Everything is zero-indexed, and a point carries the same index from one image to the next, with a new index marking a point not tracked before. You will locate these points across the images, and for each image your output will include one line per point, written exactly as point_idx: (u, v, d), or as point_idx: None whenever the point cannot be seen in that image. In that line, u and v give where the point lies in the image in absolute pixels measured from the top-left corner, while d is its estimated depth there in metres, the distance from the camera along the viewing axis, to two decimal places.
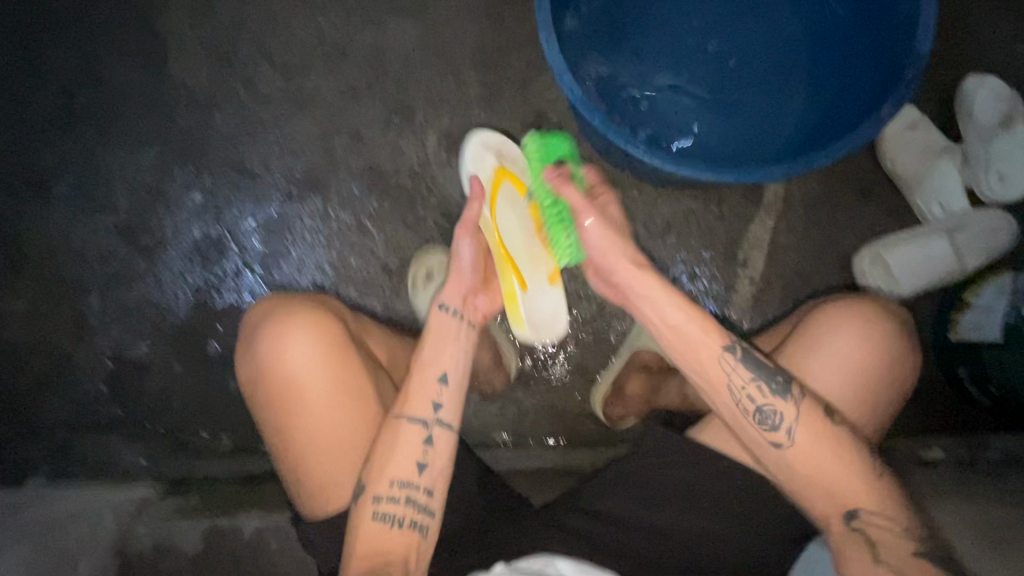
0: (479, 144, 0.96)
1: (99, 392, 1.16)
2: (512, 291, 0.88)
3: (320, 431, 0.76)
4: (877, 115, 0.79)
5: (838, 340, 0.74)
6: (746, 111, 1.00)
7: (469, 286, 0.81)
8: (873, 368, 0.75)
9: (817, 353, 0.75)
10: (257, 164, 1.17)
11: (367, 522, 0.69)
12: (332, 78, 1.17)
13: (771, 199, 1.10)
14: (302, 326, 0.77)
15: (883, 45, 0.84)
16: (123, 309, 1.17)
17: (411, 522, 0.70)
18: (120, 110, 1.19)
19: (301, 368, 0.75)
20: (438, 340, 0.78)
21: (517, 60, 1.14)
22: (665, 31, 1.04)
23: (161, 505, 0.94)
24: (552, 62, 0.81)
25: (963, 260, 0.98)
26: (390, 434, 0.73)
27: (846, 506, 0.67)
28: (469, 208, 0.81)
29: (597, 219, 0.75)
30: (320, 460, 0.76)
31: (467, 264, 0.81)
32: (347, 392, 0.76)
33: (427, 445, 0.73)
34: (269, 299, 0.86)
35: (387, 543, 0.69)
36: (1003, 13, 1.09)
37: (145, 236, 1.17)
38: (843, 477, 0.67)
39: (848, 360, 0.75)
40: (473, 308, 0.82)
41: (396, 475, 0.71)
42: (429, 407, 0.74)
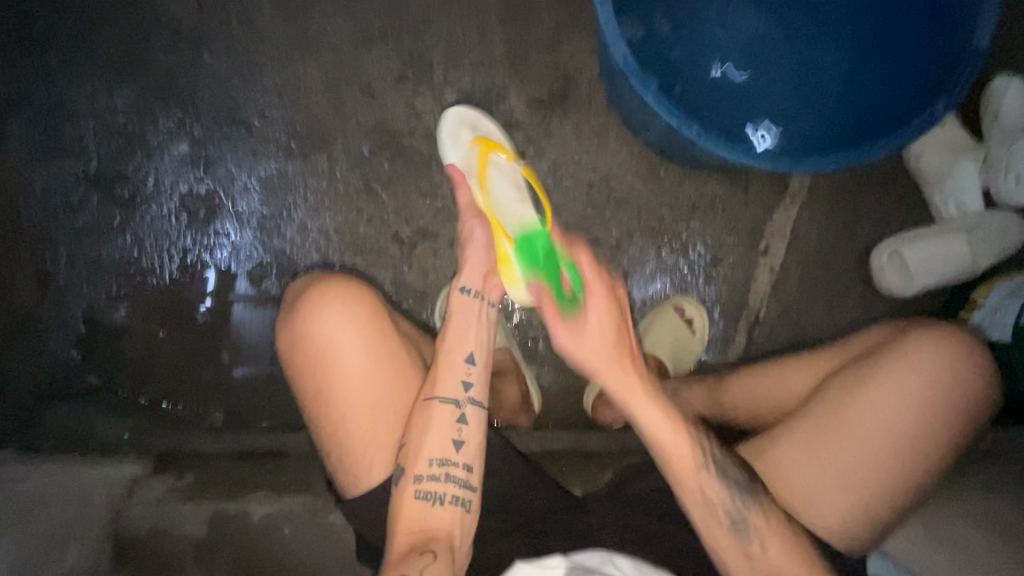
0: (451, 119, 0.89)
1: (70, 357, 1.05)
2: (502, 253, 0.75)
3: (355, 403, 0.72)
4: (931, 112, 0.77)
5: (858, 424, 0.72)
6: (785, 99, 0.98)
7: (486, 266, 0.78)
8: (893, 455, 0.71)
9: (828, 441, 0.73)
10: (253, 114, 1.05)
11: (410, 503, 0.68)
12: (340, 22, 1.05)
13: (795, 190, 1.08)
14: (336, 295, 0.74)
15: (937, 40, 0.82)
16: (96, 268, 1.05)
17: (453, 498, 0.70)
18: (94, 40, 1.05)
19: (335, 338, 0.72)
20: (460, 323, 0.76)
21: (547, 18, 1.05)
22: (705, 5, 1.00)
23: (154, 486, 0.91)
24: (606, 29, 0.77)
25: (977, 259, 0.98)
26: (424, 412, 0.72)
27: (855, 514, 0.72)
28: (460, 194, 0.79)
29: (570, 342, 0.67)
30: (357, 433, 0.72)
31: (481, 245, 0.78)
32: (382, 354, 0.73)
33: (461, 423, 0.72)
34: (306, 278, 0.83)
35: (430, 522, 0.68)
36: None
37: (121, 186, 1.05)
38: (855, 480, 0.72)
39: (874, 438, 0.71)
40: (494, 287, 0.78)
41: (433, 453, 0.70)
42: (460, 386, 0.73)
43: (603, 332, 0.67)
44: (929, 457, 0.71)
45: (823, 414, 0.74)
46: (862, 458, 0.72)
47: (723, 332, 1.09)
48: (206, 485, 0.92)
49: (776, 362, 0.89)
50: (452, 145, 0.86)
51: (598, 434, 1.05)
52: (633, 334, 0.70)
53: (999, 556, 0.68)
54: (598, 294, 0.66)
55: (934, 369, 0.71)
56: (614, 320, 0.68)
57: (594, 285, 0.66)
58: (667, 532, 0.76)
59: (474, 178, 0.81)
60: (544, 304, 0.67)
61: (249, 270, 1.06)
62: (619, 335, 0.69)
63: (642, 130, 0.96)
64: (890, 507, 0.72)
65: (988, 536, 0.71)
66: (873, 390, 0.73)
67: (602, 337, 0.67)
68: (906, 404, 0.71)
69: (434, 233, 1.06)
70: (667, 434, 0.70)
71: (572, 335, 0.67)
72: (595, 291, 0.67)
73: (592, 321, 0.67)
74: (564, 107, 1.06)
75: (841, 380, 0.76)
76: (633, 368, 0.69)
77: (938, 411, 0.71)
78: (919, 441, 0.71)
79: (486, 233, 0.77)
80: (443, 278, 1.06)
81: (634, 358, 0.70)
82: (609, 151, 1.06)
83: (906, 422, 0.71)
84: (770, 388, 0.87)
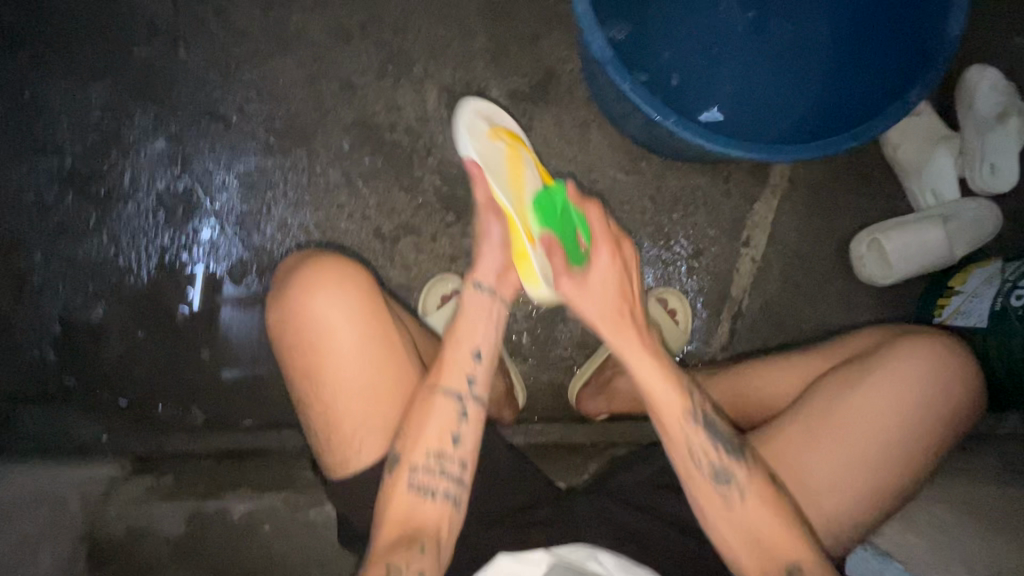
0: (468, 112, 0.77)
1: (45, 359, 1.04)
2: (521, 250, 0.71)
3: (349, 384, 0.71)
4: (905, 100, 0.77)
5: (857, 422, 0.72)
6: (764, 91, 0.99)
7: (501, 261, 0.76)
8: (887, 451, 0.71)
9: (824, 441, 0.72)
10: (231, 110, 1.04)
11: (400, 494, 0.68)
12: (319, 16, 1.05)
13: (775, 180, 1.09)
14: (335, 273, 0.73)
15: (912, 31, 0.83)
16: (71, 267, 1.04)
17: (445, 493, 0.69)
18: (67, 36, 1.04)
19: (332, 315, 0.70)
20: (469, 318, 0.75)
21: (527, 12, 1.05)
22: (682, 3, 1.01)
23: (132, 486, 0.90)
24: (583, 21, 0.77)
25: (952, 248, 1.00)
26: (426, 405, 0.71)
27: (842, 518, 0.72)
28: (477, 190, 0.73)
29: (573, 282, 0.70)
30: (348, 415, 0.71)
31: (498, 242, 0.75)
32: (379, 340, 0.72)
33: (462, 418, 0.71)
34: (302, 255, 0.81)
35: (419, 513, 0.67)
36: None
37: (96, 184, 1.03)
38: (847, 477, 0.71)
39: (865, 439, 0.72)
40: (506, 283, 0.77)
41: (430, 445, 0.69)
42: (464, 380, 0.72)
43: (607, 284, 0.70)
44: (918, 460, 0.72)
45: (815, 415, 0.74)
46: (855, 456, 0.72)
47: (706, 323, 1.09)
48: (186, 485, 0.91)
49: (768, 362, 0.89)
50: (470, 138, 0.73)
51: (582, 426, 1.05)
52: (635, 289, 0.73)
53: (977, 538, 0.68)
54: (603, 247, 0.70)
55: (924, 374, 0.72)
56: (616, 274, 0.71)
57: (600, 237, 0.70)
58: (651, 524, 0.75)
59: (496, 175, 0.71)
60: (554, 258, 0.69)
61: (229, 268, 1.04)
62: (622, 290, 0.71)
63: (622, 122, 0.96)
64: (879, 504, 0.72)
65: (964, 518, 0.71)
66: (865, 393, 0.73)
67: (603, 284, 0.70)
68: (898, 409, 0.72)
69: (416, 228, 1.05)
70: (663, 392, 0.71)
71: (573, 282, 0.70)
72: (600, 242, 0.71)
73: (596, 272, 0.70)
74: (544, 100, 1.05)
75: (833, 383, 0.76)
76: (632, 323, 0.71)
77: (929, 416, 0.72)
78: (909, 436, 0.72)
79: (503, 231, 0.74)
80: (426, 273, 1.06)
81: (634, 318, 0.72)
82: (591, 144, 1.06)
83: (898, 425, 0.72)
84: (762, 388, 0.87)
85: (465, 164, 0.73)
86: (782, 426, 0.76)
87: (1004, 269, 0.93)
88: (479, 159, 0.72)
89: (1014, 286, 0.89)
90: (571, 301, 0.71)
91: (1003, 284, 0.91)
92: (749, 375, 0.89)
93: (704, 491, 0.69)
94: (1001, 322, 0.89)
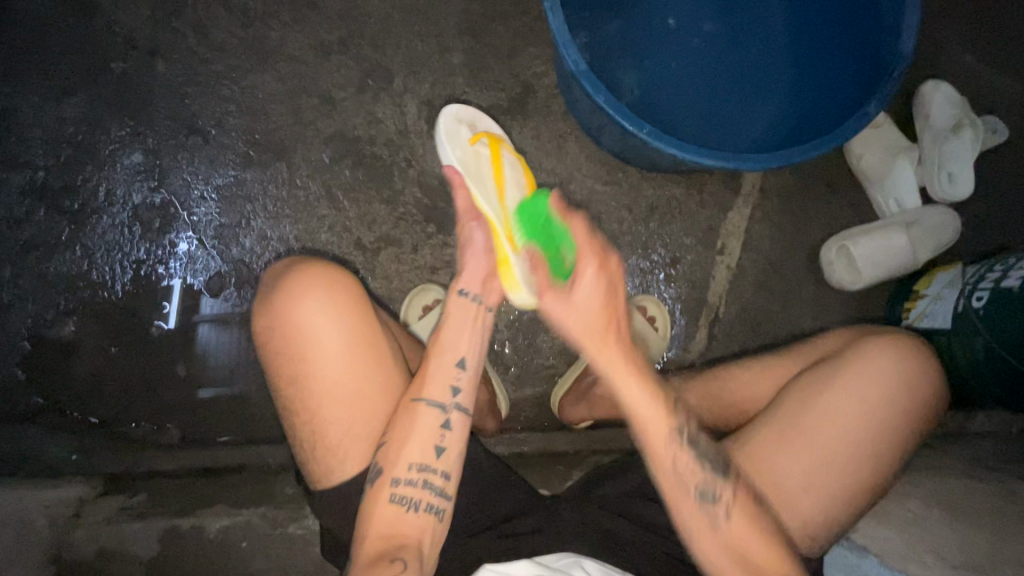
0: (448, 116, 0.84)
1: (14, 377, 1.01)
2: (504, 257, 0.76)
3: (337, 391, 0.71)
4: (864, 112, 0.80)
5: (832, 424, 0.74)
6: (729, 106, 1.03)
7: (486, 269, 0.78)
8: (859, 453, 0.73)
9: (800, 445, 0.74)
10: (210, 123, 1.04)
11: (383, 507, 0.67)
12: (299, 31, 1.06)
13: (747, 190, 1.12)
14: (325, 279, 0.72)
15: (868, 47, 0.87)
16: (42, 283, 1.01)
17: (428, 506, 0.69)
18: (41, 50, 1.03)
19: (319, 321, 0.70)
20: (454, 327, 0.76)
21: (505, 28, 1.08)
22: (652, 25, 1.07)
23: (102, 507, 0.87)
24: (557, 34, 0.78)
25: (916, 253, 1.03)
26: (409, 415, 0.70)
27: (819, 524, 0.73)
28: (458, 196, 0.79)
29: (558, 299, 0.71)
30: (333, 424, 0.71)
31: (482, 248, 0.79)
32: (365, 345, 0.72)
33: (445, 428, 0.71)
34: (290, 260, 0.80)
35: (402, 527, 0.67)
36: (972, 14, 1.13)
37: (69, 198, 1.02)
38: (824, 481, 0.73)
39: (836, 440, 0.73)
40: (492, 290, 0.79)
41: (413, 457, 0.69)
42: (447, 391, 0.72)
43: (590, 299, 0.70)
44: (888, 460, 0.74)
45: (786, 420, 0.76)
46: (828, 460, 0.73)
47: (685, 330, 1.11)
48: (160, 504, 0.89)
49: (742, 364, 0.91)
50: (450, 144, 0.82)
51: (565, 435, 1.06)
52: (622, 307, 0.72)
53: (951, 532, 0.70)
54: (587, 260, 0.70)
55: (890, 373, 0.74)
56: (602, 289, 0.70)
57: (584, 251, 0.70)
58: (634, 528, 0.75)
59: (475, 182, 0.79)
60: (536, 271, 0.75)
61: (207, 281, 1.03)
62: (607, 306, 0.71)
63: (599, 135, 0.99)
64: (852, 508, 0.74)
65: (937, 513, 0.73)
66: (834, 393, 0.75)
67: (586, 301, 0.70)
68: (867, 408, 0.74)
69: (397, 239, 1.05)
70: (649, 412, 0.70)
71: (558, 299, 0.71)
72: (585, 258, 0.70)
73: (581, 288, 0.70)
74: (522, 114, 1.08)
75: (804, 383, 0.78)
76: (617, 343, 0.71)
77: (898, 419, 0.74)
78: (880, 439, 0.73)
79: (486, 237, 0.78)
80: (408, 284, 1.06)
81: (620, 335, 0.72)
82: (569, 156, 1.09)
83: (868, 424, 0.73)
84: (736, 391, 0.89)
85: (447, 169, 0.80)
86: (756, 430, 0.77)
87: (964, 272, 0.97)
88: (460, 167, 0.80)
89: (974, 288, 0.92)
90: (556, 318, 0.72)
91: (964, 288, 0.95)
92: (728, 377, 0.90)
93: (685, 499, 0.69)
94: (961, 322, 0.93)
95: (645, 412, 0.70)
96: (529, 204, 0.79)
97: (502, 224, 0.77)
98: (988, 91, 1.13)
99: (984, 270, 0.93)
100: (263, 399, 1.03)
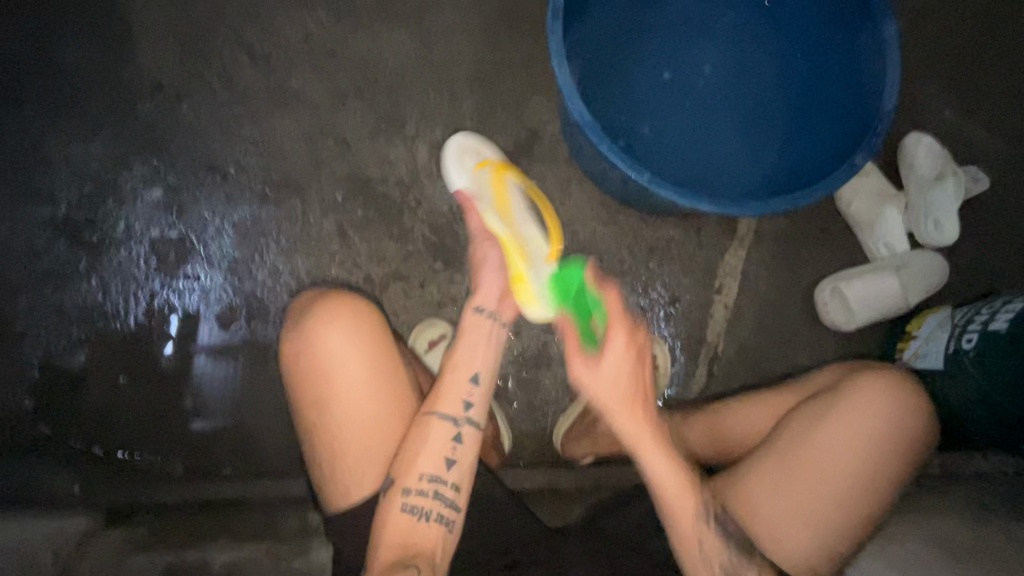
0: (455, 144, 0.93)
1: (22, 407, 1.03)
2: (515, 271, 0.84)
3: (355, 411, 0.73)
4: (850, 162, 0.85)
5: (826, 446, 0.76)
6: (722, 155, 1.09)
7: (500, 286, 0.83)
8: (857, 482, 0.75)
9: (801, 469, 0.76)
10: (229, 162, 1.09)
11: (395, 515, 0.69)
12: (318, 77, 1.12)
13: (743, 232, 1.16)
14: (346, 304, 0.76)
15: (853, 104, 0.93)
16: (56, 313, 1.04)
17: (438, 517, 0.70)
18: (71, 93, 1.09)
19: (339, 343, 0.73)
20: (469, 343, 0.79)
21: (512, 78, 1.14)
22: (648, 78, 1.13)
23: (104, 539, 0.88)
24: (562, 84, 0.83)
25: (908, 295, 1.07)
26: (421, 428, 0.72)
27: (818, 555, 0.75)
28: (471, 221, 0.87)
29: (585, 360, 0.80)
30: (354, 443, 0.73)
31: (494, 266, 0.83)
32: (381, 364, 0.74)
33: (456, 441, 0.73)
34: (313, 291, 0.84)
35: (414, 537, 0.69)
36: (951, 73, 1.20)
37: (89, 231, 1.05)
38: (823, 509, 0.74)
39: (831, 464, 0.75)
40: (506, 306, 0.83)
41: (426, 468, 0.71)
42: (460, 405, 0.74)
43: (618, 367, 0.79)
44: (884, 491, 0.76)
45: (780, 447, 0.78)
46: (825, 487, 0.75)
47: (684, 368, 1.14)
48: (163, 537, 0.89)
49: (742, 399, 0.93)
50: (458, 169, 0.91)
51: (568, 470, 1.06)
52: (646, 377, 0.81)
53: (948, 569, 0.71)
54: (619, 332, 0.79)
55: (874, 396, 0.77)
56: (629, 357, 0.79)
57: (618, 325, 0.79)
58: (640, 562, 0.75)
59: (486, 205, 0.87)
60: (570, 339, 0.82)
61: (218, 313, 1.06)
62: (633, 375, 0.79)
63: (601, 179, 1.04)
64: (850, 540, 0.75)
65: (935, 551, 0.74)
66: (824, 419, 0.77)
67: (614, 369, 0.79)
68: (857, 431, 0.76)
69: (405, 275, 1.09)
70: (674, 484, 0.75)
71: (584, 363, 0.80)
72: (617, 330, 0.79)
73: (609, 355, 0.79)
74: (527, 158, 1.13)
75: (798, 415, 0.80)
76: (642, 406, 0.78)
77: (890, 442, 0.76)
78: (875, 462, 0.75)
79: (499, 256, 0.83)
80: (414, 319, 1.09)
81: (644, 401, 0.79)
82: (572, 198, 1.14)
83: (859, 447, 0.75)
84: (734, 423, 0.91)
85: (458, 197, 0.88)
86: (755, 455, 0.79)
87: (953, 314, 1.01)
88: (470, 193, 0.89)
89: (964, 329, 0.96)
90: (580, 379, 0.80)
91: (955, 329, 0.98)
92: (726, 413, 0.92)
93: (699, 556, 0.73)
94: (954, 363, 0.95)
95: (661, 467, 0.76)
96: (561, 280, 0.91)
97: (511, 242, 0.85)
98: (967, 143, 1.19)
99: (972, 312, 0.97)
100: (270, 431, 1.05)
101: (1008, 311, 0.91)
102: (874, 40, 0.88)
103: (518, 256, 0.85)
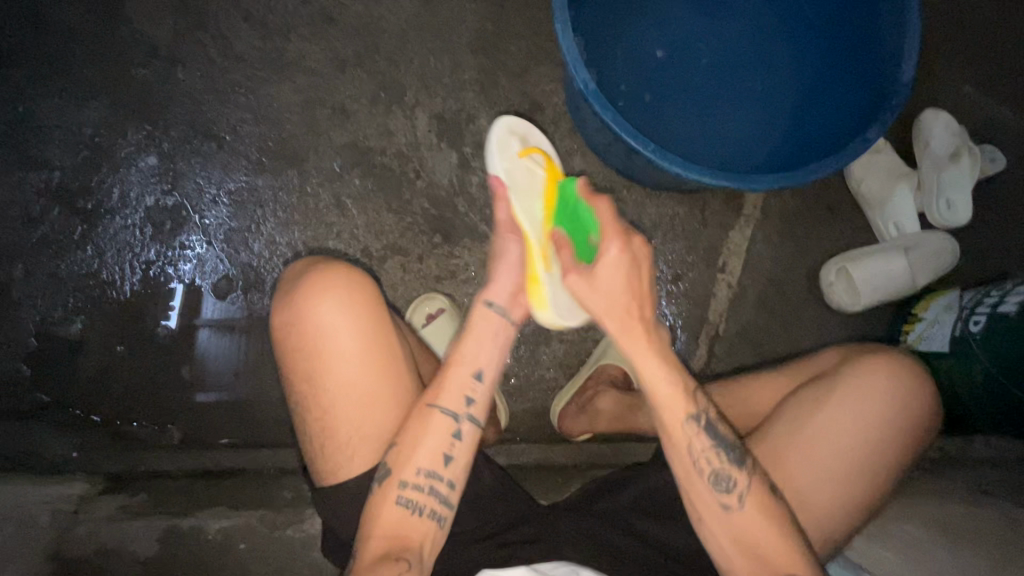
0: (502, 127, 0.80)
1: (19, 375, 1.03)
2: (534, 275, 0.75)
3: (349, 389, 0.72)
4: (864, 138, 0.82)
5: (834, 438, 0.74)
6: (726, 129, 1.06)
7: (514, 283, 0.76)
8: (857, 476, 0.74)
9: (804, 460, 0.74)
10: (225, 130, 1.06)
11: (389, 508, 0.69)
12: (316, 43, 1.08)
13: (749, 210, 1.14)
14: (345, 282, 0.74)
15: (870, 78, 0.89)
16: (52, 281, 1.03)
17: (432, 512, 0.70)
18: (64, 56, 1.06)
19: (335, 322, 0.72)
20: (477, 338, 0.75)
21: (516, 46, 1.10)
22: (654, 48, 1.09)
23: (100, 504, 0.89)
24: (566, 51, 0.79)
25: (915, 277, 1.05)
26: (421, 421, 0.71)
27: (817, 539, 0.74)
28: (500, 209, 0.76)
29: (579, 277, 0.69)
30: (345, 421, 0.72)
31: (515, 262, 0.76)
32: (376, 345, 0.73)
33: (455, 438, 0.72)
34: (308, 261, 0.82)
35: (406, 529, 0.68)
36: (974, 48, 1.16)
37: (83, 198, 1.04)
38: (824, 503, 0.74)
39: (835, 457, 0.74)
40: (518, 304, 0.77)
41: (422, 463, 0.70)
42: (461, 401, 0.73)
43: (616, 280, 0.67)
44: (882, 484, 0.75)
45: (784, 436, 0.77)
46: (828, 479, 0.74)
47: (685, 347, 1.13)
48: (158, 505, 0.90)
49: (742, 380, 0.91)
50: (499, 153, 0.78)
51: (564, 447, 1.07)
52: (648, 287, 0.69)
53: (943, 553, 0.70)
54: (612, 240, 0.66)
55: (887, 394, 0.75)
56: (628, 271, 0.67)
57: (609, 232, 0.66)
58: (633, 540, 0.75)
59: (520, 196, 0.76)
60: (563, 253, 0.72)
61: (215, 284, 1.05)
62: (632, 287, 0.67)
63: (605, 153, 1.01)
64: (846, 531, 0.75)
65: (932, 535, 0.74)
66: (830, 411, 0.76)
67: (612, 288, 0.67)
68: (864, 428, 0.74)
69: (404, 248, 1.07)
70: (686, 476, 0.69)
71: (581, 278, 0.68)
72: (610, 238, 0.66)
73: (604, 268, 0.67)
74: None
75: (800, 401, 0.79)
76: (641, 321, 0.68)
77: (894, 439, 0.75)
78: (879, 456, 0.74)
79: (521, 251, 0.75)
80: (412, 292, 1.08)
81: (645, 314, 0.69)
82: (575, 172, 1.11)
83: (861, 445, 0.74)
84: (734, 404, 0.90)
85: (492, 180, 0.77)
86: (755, 444, 0.78)
87: (961, 297, 0.99)
88: (507, 176, 0.77)
89: (971, 312, 0.94)
90: (579, 298, 0.69)
91: (961, 312, 0.96)
92: (727, 391, 0.91)
93: (712, 517, 0.68)
94: (958, 347, 0.93)
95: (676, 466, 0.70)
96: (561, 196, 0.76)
97: (540, 242, 0.75)
98: (985, 122, 1.15)
99: (981, 295, 0.95)
100: (267, 403, 1.05)
101: (1018, 294, 0.89)
102: (895, 9, 0.83)
103: (543, 259, 0.74)
